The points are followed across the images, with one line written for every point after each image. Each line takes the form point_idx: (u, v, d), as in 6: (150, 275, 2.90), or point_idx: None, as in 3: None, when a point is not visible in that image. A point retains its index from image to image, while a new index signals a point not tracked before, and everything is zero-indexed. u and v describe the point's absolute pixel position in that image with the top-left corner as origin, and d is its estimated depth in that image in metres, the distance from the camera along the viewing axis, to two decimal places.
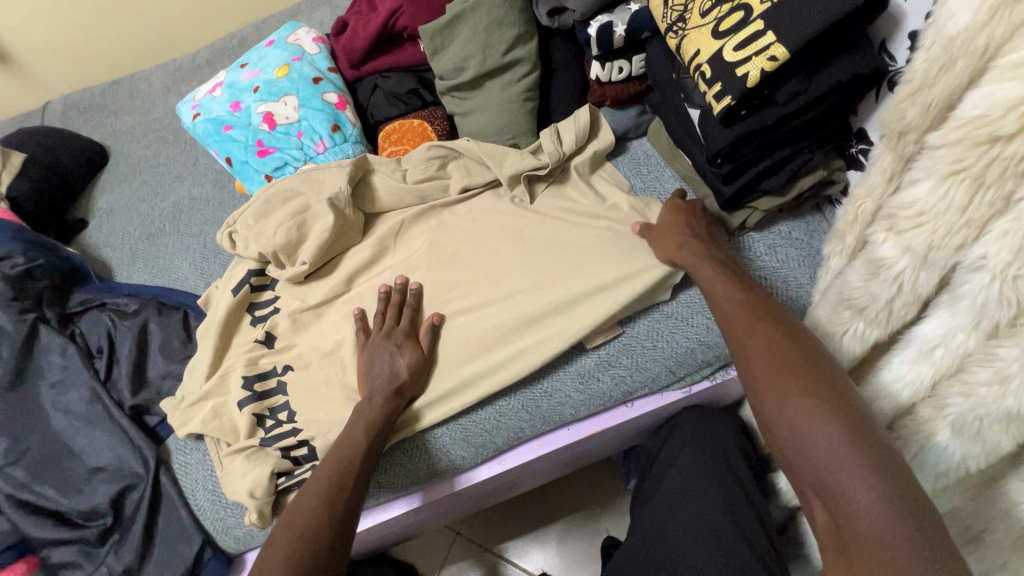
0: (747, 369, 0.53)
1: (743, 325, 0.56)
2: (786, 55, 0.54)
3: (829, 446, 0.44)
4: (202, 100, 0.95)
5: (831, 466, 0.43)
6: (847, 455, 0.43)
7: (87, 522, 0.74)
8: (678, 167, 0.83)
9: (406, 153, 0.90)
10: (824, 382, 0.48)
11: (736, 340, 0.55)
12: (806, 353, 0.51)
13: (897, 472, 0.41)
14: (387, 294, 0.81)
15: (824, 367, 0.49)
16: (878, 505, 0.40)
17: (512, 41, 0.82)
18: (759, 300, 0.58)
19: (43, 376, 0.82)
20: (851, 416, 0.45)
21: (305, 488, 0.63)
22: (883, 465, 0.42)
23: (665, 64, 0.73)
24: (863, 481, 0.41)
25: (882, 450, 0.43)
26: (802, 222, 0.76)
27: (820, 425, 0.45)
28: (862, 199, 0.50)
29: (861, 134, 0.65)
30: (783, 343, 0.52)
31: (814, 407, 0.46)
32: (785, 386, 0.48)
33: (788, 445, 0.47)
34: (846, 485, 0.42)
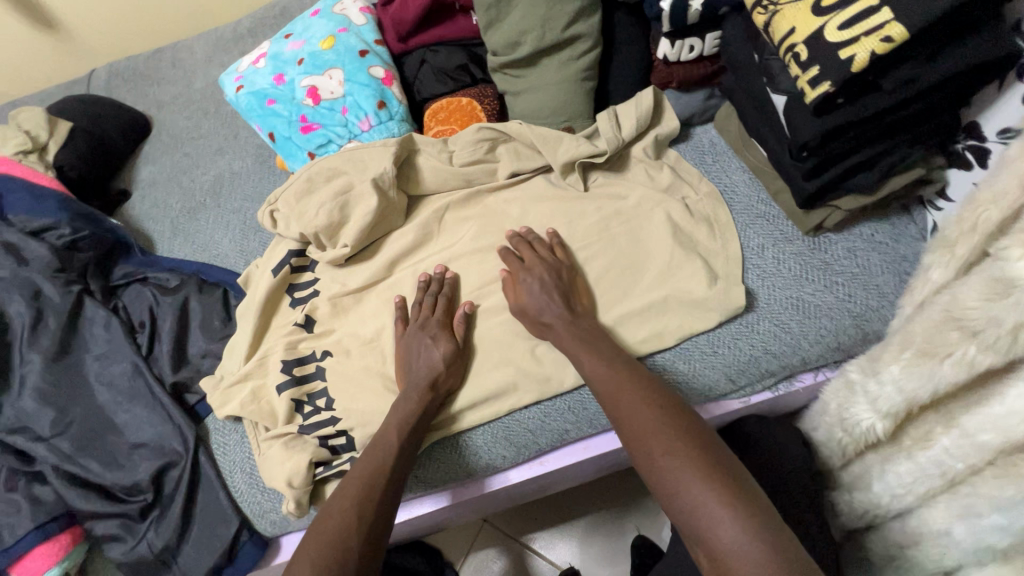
0: (625, 432, 0.56)
1: (614, 389, 0.59)
2: (904, 36, 0.47)
3: (694, 495, 0.48)
4: (245, 71, 0.92)
5: (707, 518, 0.47)
6: (715, 501, 0.47)
7: (128, 497, 0.74)
8: (748, 158, 0.76)
9: (453, 133, 0.85)
10: (690, 437, 0.52)
11: (611, 405, 0.59)
12: (675, 414, 0.55)
13: (753, 507, 0.47)
14: (426, 284, 0.78)
15: (689, 424, 0.54)
16: (743, 543, 0.44)
17: (574, 14, 0.76)
18: (625, 363, 0.62)
19: (87, 349, 0.82)
20: (713, 461, 0.50)
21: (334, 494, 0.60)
22: (743, 505, 0.47)
23: (746, 44, 0.66)
24: (733, 527, 0.45)
25: (743, 489, 0.48)
26: (888, 224, 0.69)
27: (688, 480, 0.49)
28: (987, 205, 0.44)
29: (972, 129, 0.58)
30: (650, 404, 0.56)
31: (685, 461, 0.50)
32: (659, 446, 0.52)
33: (669, 500, 0.50)
34: (714, 530, 0.46)
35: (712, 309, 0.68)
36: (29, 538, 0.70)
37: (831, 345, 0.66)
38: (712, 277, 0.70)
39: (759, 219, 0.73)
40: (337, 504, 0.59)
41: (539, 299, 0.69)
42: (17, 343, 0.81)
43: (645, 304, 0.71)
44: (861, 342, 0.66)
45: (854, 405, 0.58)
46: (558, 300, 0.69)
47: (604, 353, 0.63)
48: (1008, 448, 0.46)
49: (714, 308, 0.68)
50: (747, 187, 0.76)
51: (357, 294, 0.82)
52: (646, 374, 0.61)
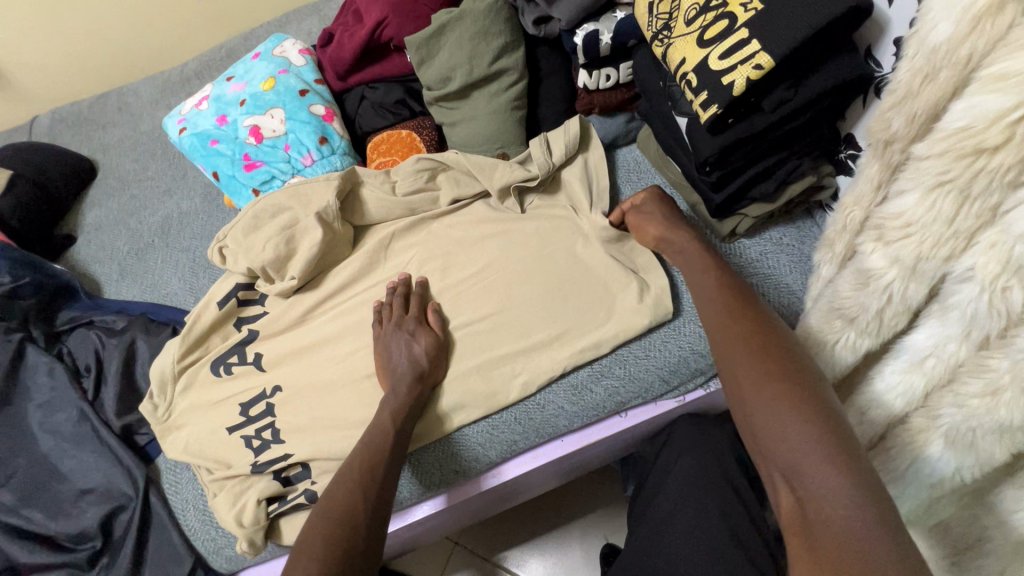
0: (727, 363, 0.53)
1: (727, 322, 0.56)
2: (771, 64, 0.54)
3: (797, 434, 0.44)
4: (188, 113, 0.95)
5: (798, 450, 0.43)
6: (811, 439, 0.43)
7: (75, 546, 0.73)
8: (668, 175, 0.82)
9: (395, 164, 0.89)
10: (795, 377, 0.48)
11: (722, 336, 0.55)
12: (788, 352, 0.51)
13: (859, 460, 0.42)
14: (393, 288, 0.81)
15: (802, 362, 0.50)
16: (844, 496, 0.40)
17: (498, 50, 0.81)
18: (745, 299, 0.58)
19: (30, 397, 0.81)
20: (818, 402, 0.46)
21: (337, 479, 0.63)
22: (843, 447, 0.42)
23: (653, 72, 0.73)
24: (821, 461, 0.42)
25: (843, 432, 0.44)
26: (794, 227, 0.75)
27: (793, 418, 0.45)
28: (850, 207, 0.49)
29: (849, 140, 0.65)
30: (762, 338, 0.53)
31: (789, 399, 0.46)
32: (760, 377, 0.49)
33: (760, 433, 0.47)
34: (814, 475, 0.42)
35: (642, 314, 0.73)
36: None
37: None
38: (643, 286, 0.75)
39: None
40: (359, 455, 0.65)
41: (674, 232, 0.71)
42: None
43: (581, 316, 0.75)
44: None
45: None
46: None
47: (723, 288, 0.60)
48: (892, 421, 0.51)
49: (644, 311, 0.73)
50: None
51: (306, 325, 0.84)
52: (764, 310, 0.57)
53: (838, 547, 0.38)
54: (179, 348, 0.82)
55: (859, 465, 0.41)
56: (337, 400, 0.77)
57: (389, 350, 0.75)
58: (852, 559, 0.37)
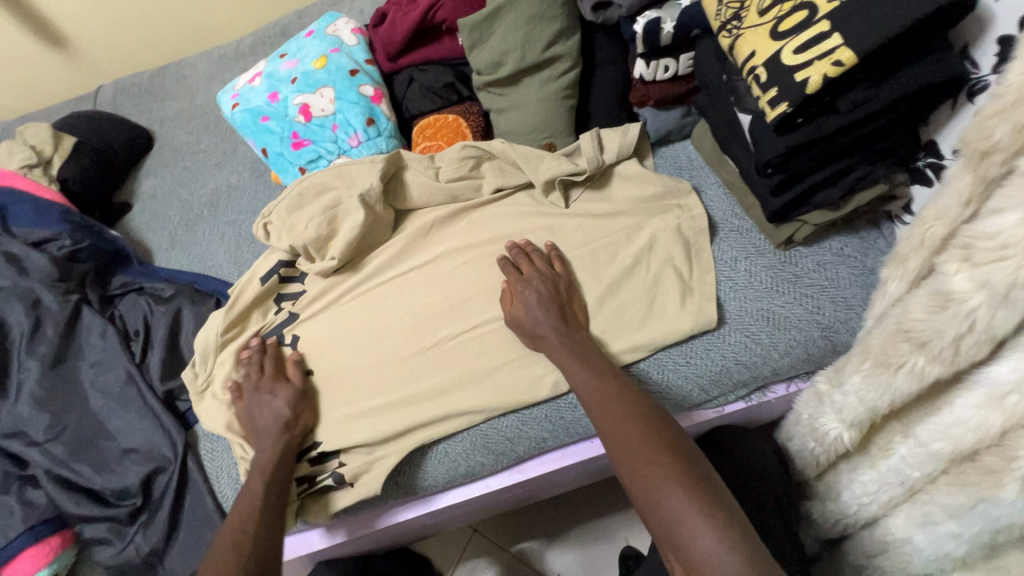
0: (608, 441, 0.59)
1: (593, 400, 0.62)
2: (853, 60, 0.49)
3: (705, 535, 0.48)
4: (241, 89, 0.96)
5: (680, 520, 0.50)
6: (686, 504, 0.50)
7: (118, 501, 0.77)
8: (723, 174, 0.78)
9: (440, 149, 0.88)
10: (687, 468, 0.53)
11: (596, 413, 0.61)
12: (675, 440, 0.57)
13: (752, 543, 0.47)
14: (261, 348, 0.81)
15: (670, 429, 0.58)
16: None
17: (553, 36, 0.79)
18: (612, 373, 0.65)
19: (83, 357, 0.85)
20: (692, 468, 0.53)
21: (227, 528, 0.63)
22: (710, 506, 0.50)
23: (716, 65, 0.69)
24: (700, 525, 0.49)
25: (736, 520, 0.49)
26: (857, 238, 0.70)
27: (694, 513, 0.49)
28: (932, 222, 0.45)
29: (930, 147, 0.59)
30: (635, 410, 0.59)
31: (684, 491, 0.51)
32: (652, 467, 0.54)
33: (671, 531, 0.50)
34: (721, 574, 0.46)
35: (687, 321, 0.70)
36: (21, 539, 0.73)
37: (802, 355, 0.68)
38: (687, 290, 0.72)
39: (733, 233, 0.75)
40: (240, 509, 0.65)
41: (535, 312, 0.71)
42: (14, 350, 0.84)
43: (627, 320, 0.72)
44: (831, 353, 0.68)
45: (822, 415, 0.60)
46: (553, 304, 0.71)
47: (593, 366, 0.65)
48: (958, 456, 0.47)
49: (689, 316, 0.70)
50: (722, 202, 0.78)
51: (342, 306, 0.84)
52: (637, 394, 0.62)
53: None
54: (222, 320, 0.84)
55: (751, 546, 0.47)
56: (369, 383, 0.78)
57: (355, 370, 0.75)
58: None
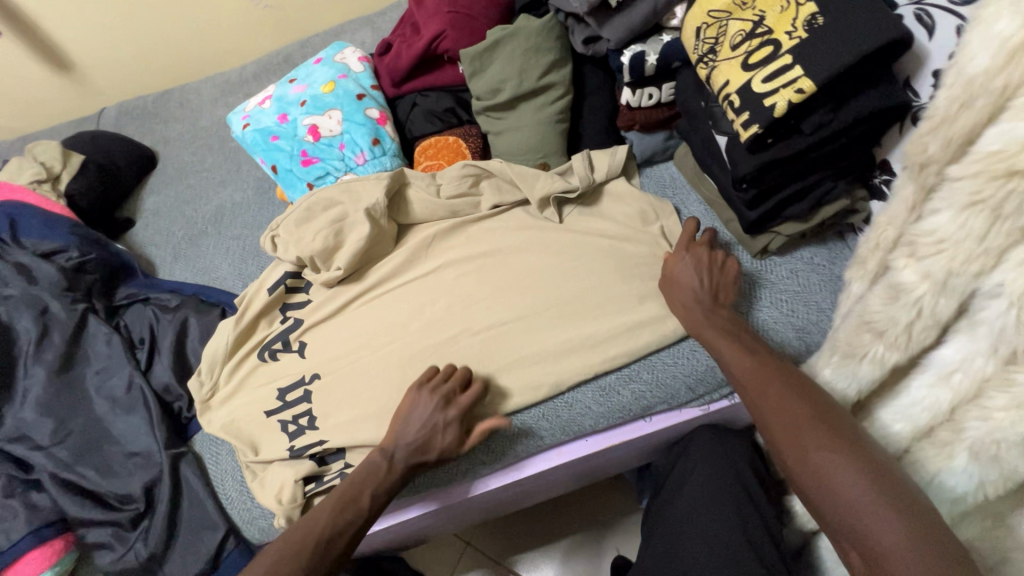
0: (769, 428, 0.56)
1: (751, 387, 0.60)
2: (813, 88, 0.57)
3: (858, 495, 0.48)
4: (252, 111, 1.02)
5: (859, 510, 0.47)
6: (837, 464, 0.50)
7: (120, 505, 0.78)
8: (703, 191, 0.85)
9: (441, 167, 0.94)
10: (837, 432, 0.52)
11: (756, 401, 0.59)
12: (825, 406, 0.55)
13: (909, 505, 0.46)
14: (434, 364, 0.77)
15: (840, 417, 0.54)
16: (904, 544, 0.44)
17: (548, 66, 0.86)
18: (771, 361, 0.62)
19: (89, 364, 0.87)
20: (842, 432, 0.52)
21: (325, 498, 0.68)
22: (896, 497, 0.47)
23: (694, 93, 0.77)
24: (883, 516, 0.46)
25: (891, 480, 0.48)
26: (825, 248, 0.77)
27: (842, 474, 0.49)
28: (884, 227, 0.52)
29: (884, 166, 0.67)
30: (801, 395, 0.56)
31: (834, 454, 0.50)
32: (799, 430, 0.53)
33: (818, 491, 0.50)
34: (877, 531, 0.45)
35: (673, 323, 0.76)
36: (25, 541, 0.73)
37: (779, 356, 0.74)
38: None
39: (713, 244, 0.82)
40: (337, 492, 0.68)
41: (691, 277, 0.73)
42: (22, 356, 0.86)
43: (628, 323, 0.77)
44: (805, 353, 0.74)
45: None
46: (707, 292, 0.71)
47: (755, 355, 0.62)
48: (918, 435, 0.52)
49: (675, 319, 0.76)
50: (702, 218, 0.85)
51: (344, 313, 0.88)
52: (784, 364, 0.61)
53: None
54: (231, 329, 0.87)
55: (909, 508, 0.46)
56: (372, 386, 0.81)
57: (401, 426, 0.72)
58: None
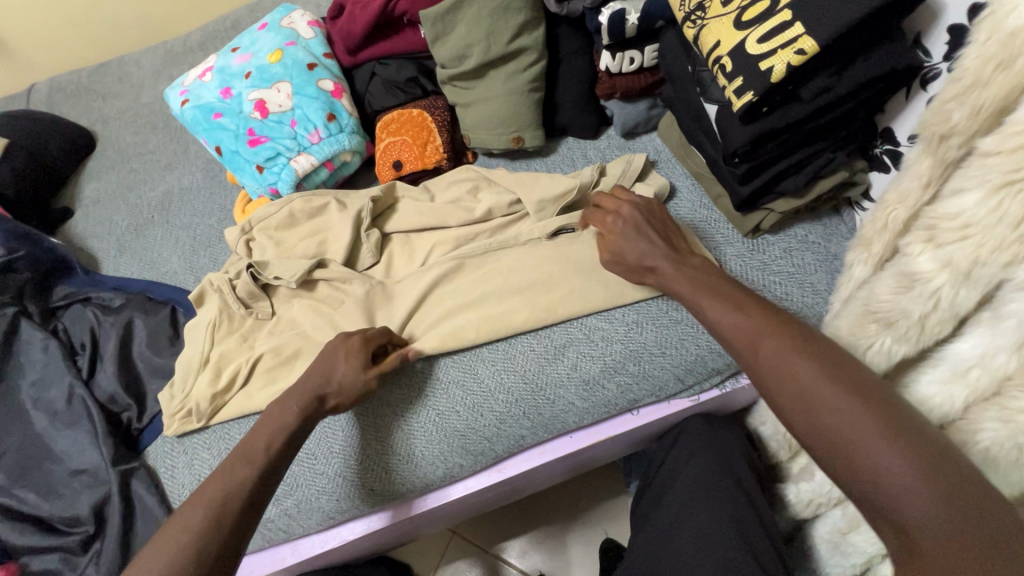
0: (767, 376, 0.48)
1: (782, 373, 0.47)
2: (815, 49, 0.50)
3: (849, 424, 0.42)
4: (191, 85, 0.91)
5: (871, 468, 0.40)
6: (832, 395, 0.44)
7: (67, 529, 0.71)
8: (691, 165, 0.78)
9: (404, 143, 0.85)
10: (824, 361, 0.47)
11: (776, 371, 0.48)
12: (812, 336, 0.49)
13: (903, 428, 0.41)
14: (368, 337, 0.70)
15: (887, 404, 0.43)
16: (898, 473, 0.39)
17: (518, 28, 0.78)
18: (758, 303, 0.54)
19: (23, 375, 0.79)
20: (835, 364, 0.46)
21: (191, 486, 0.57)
22: (888, 421, 0.42)
23: (680, 56, 0.69)
24: (901, 475, 0.39)
25: (880, 405, 0.43)
26: (820, 225, 0.72)
27: (838, 403, 0.44)
28: (893, 205, 0.47)
29: (886, 134, 0.61)
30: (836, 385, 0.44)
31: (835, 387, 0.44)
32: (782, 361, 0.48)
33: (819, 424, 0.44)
34: (871, 461, 0.40)
35: None
36: None
37: None
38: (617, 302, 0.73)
39: (702, 223, 0.76)
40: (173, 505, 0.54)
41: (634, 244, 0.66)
42: None
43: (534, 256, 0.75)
44: None
45: None
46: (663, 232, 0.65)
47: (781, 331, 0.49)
48: None
49: None
50: (690, 193, 0.79)
51: (295, 308, 0.79)
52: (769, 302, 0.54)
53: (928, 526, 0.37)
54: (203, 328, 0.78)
55: (906, 439, 0.40)
56: None
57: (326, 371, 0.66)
58: (929, 525, 0.37)
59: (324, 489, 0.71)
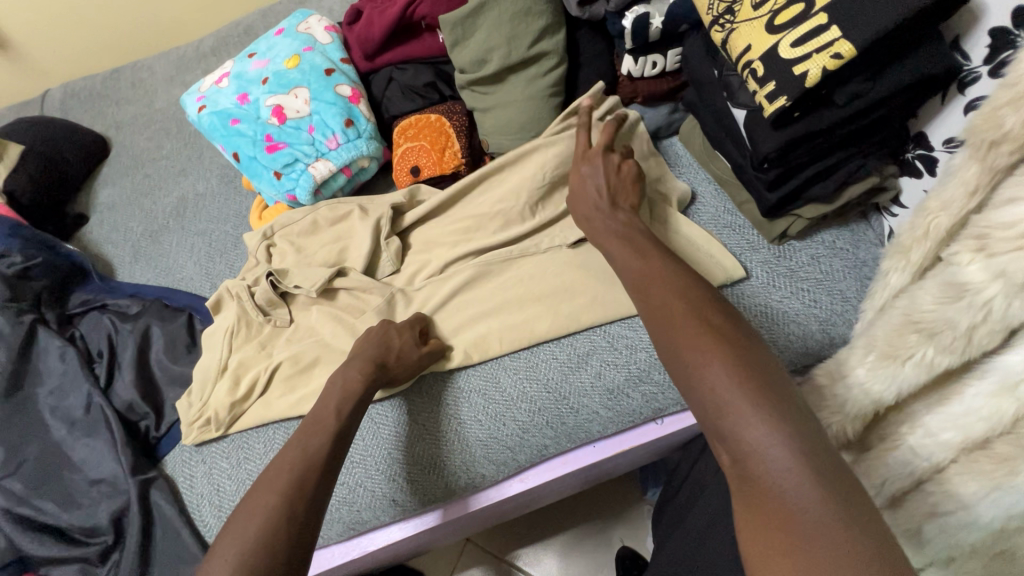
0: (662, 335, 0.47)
1: (681, 355, 0.44)
2: (852, 53, 0.49)
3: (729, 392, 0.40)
4: (207, 91, 0.91)
5: (746, 439, 0.38)
6: (713, 361, 0.42)
7: (87, 539, 0.71)
8: (714, 170, 0.77)
9: (422, 149, 0.84)
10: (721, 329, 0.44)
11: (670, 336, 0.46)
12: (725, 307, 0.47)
13: (787, 403, 0.39)
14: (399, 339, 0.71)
15: (776, 380, 0.41)
16: (774, 451, 0.37)
17: (539, 32, 0.77)
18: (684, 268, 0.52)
19: (41, 383, 0.79)
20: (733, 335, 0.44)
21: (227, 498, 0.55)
22: (774, 396, 0.39)
23: (705, 60, 0.68)
24: (777, 449, 0.37)
25: (763, 378, 0.41)
26: (847, 231, 0.71)
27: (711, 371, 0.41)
28: (936, 213, 0.45)
29: (920, 139, 0.60)
30: (734, 356, 0.42)
31: (710, 355, 0.42)
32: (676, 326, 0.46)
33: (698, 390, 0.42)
34: (743, 432, 0.38)
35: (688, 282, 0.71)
36: None
37: (801, 350, 0.68)
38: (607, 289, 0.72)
39: (727, 228, 0.75)
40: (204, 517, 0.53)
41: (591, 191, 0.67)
42: None
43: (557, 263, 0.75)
44: (828, 346, 0.68)
45: None
46: (604, 198, 0.66)
47: (700, 313, 0.46)
48: (968, 445, 0.47)
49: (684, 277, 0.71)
50: (713, 198, 0.78)
51: (314, 315, 0.78)
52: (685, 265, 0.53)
53: (781, 507, 0.35)
54: (223, 339, 0.77)
55: (787, 416, 0.38)
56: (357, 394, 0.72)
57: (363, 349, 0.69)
58: (784, 513, 0.34)
59: (344, 499, 0.70)
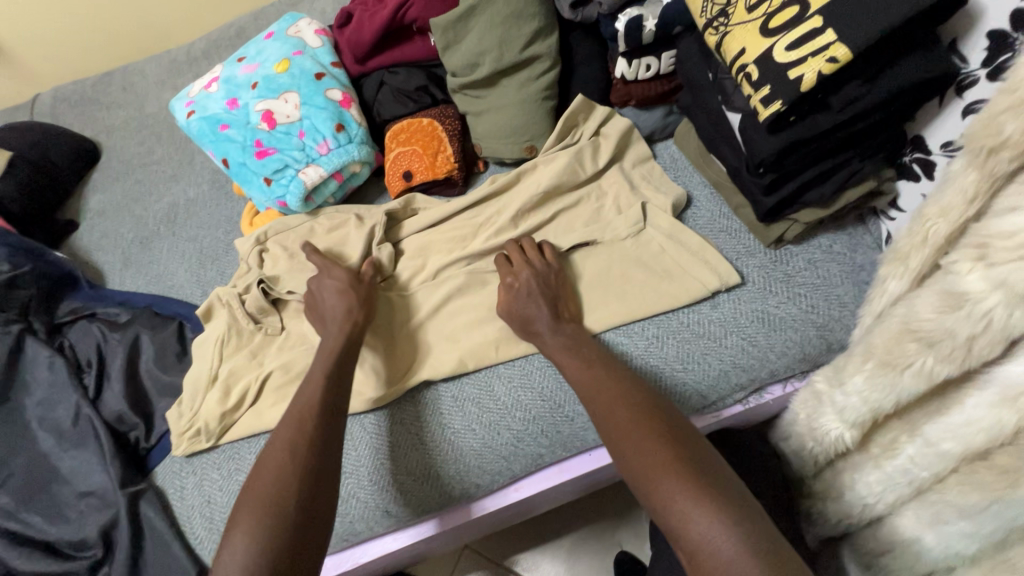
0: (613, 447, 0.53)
1: (636, 455, 0.50)
2: (848, 57, 0.48)
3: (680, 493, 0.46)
4: (197, 96, 0.90)
5: (697, 538, 0.44)
6: (659, 468, 0.48)
7: (75, 553, 0.70)
8: (710, 173, 0.76)
9: (414, 153, 0.83)
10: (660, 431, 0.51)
11: (622, 444, 0.52)
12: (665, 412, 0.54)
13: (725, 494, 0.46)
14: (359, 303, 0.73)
15: (716, 475, 0.48)
16: (720, 539, 0.43)
17: (531, 35, 0.76)
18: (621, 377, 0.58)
19: (29, 394, 0.78)
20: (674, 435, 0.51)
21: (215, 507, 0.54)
22: (714, 490, 0.46)
23: (700, 62, 0.68)
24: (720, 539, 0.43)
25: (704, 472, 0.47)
26: (844, 234, 0.70)
27: (660, 475, 0.48)
28: (934, 219, 0.45)
29: (917, 142, 0.59)
30: (679, 457, 0.49)
31: (657, 455, 0.49)
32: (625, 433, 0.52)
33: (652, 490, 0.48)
34: (689, 524, 0.44)
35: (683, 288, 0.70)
36: None
37: (798, 356, 0.67)
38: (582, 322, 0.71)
39: (722, 233, 0.74)
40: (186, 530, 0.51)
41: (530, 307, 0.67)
42: None
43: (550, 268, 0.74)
44: (826, 351, 0.67)
45: (821, 415, 0.55)
46: (549, 309, 0.67)
47: (647, 417, 0.53)
48: (969, 455, 0.46)
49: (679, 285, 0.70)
50: (708, 202, 0.77)
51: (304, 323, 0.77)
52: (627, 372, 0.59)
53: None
54: (212, 349, 0.77)
55: (726, 504, 0.45)
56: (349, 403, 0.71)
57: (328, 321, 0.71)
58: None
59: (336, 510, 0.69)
